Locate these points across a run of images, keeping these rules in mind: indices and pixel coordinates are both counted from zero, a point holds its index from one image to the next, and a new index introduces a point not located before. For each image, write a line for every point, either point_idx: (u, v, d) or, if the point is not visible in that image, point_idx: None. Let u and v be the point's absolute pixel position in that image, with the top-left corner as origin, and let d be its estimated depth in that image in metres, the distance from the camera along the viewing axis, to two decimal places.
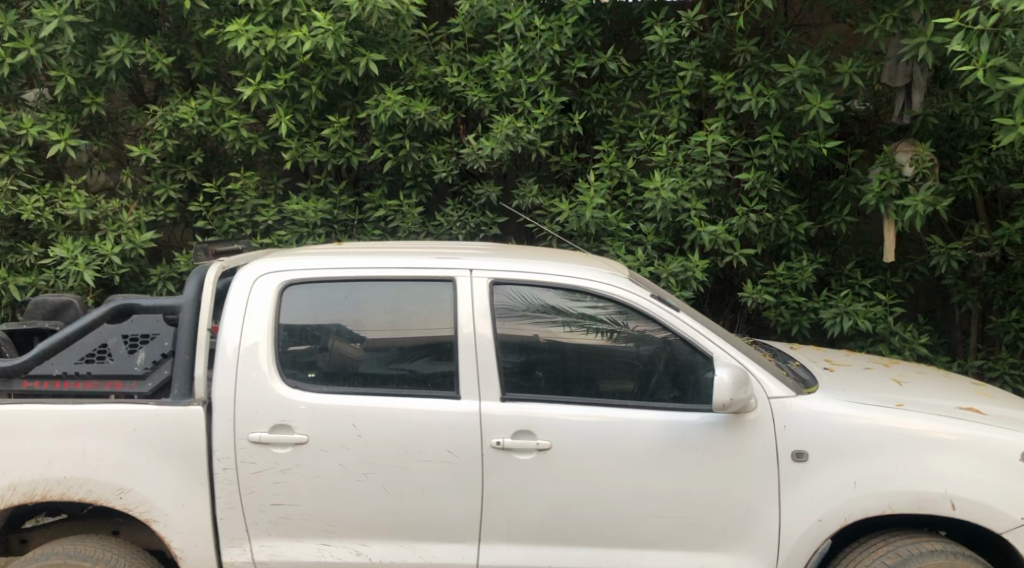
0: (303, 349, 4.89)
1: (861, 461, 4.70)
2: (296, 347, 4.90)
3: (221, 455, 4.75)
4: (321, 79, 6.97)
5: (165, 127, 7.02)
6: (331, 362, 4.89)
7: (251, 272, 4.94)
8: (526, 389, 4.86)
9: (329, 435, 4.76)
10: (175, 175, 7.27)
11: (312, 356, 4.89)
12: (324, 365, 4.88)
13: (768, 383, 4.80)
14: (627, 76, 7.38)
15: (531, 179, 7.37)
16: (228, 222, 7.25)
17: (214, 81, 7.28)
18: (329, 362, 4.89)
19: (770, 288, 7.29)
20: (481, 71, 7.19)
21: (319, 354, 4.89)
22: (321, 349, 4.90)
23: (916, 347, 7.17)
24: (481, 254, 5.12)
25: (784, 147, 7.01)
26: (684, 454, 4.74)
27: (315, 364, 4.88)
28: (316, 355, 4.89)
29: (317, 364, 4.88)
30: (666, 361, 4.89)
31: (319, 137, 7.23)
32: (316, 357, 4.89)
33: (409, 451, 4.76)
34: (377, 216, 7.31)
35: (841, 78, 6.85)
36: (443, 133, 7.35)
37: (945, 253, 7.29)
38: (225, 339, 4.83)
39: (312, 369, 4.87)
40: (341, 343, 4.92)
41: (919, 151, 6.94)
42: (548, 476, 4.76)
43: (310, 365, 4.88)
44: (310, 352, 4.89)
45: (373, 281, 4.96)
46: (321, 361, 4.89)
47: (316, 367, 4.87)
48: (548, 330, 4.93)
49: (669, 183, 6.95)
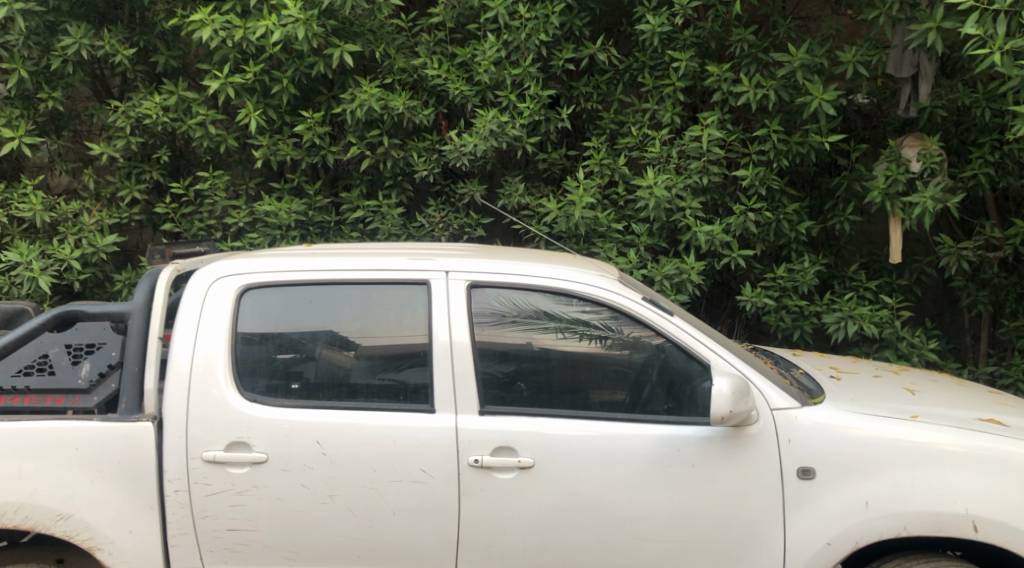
0: (288, 358, 4.52)
1: (873, 478, 4.30)
2: (279, 357, 4.52)
3: (173, 476, 4.35)
4: (293, 72, 6.58)
5: (127, 124, 6.61)
6: (319, 372, 4.50)
7: (208, 275, 4.54)
8: (507, 401, 4.46)
9: (292, 453, 4.36)
10: (140, 175, 6.88)
11: (296, 367, 4.50)
12: (311, 376, 4.49)
13: (770, 393, 4.41)
14: (617, 68, 6.98)
15: (518, 177, 6.98)
16: (196, 224, 6.85)
17: (181, 75, 6.90)
18: (317, 373, 4.50)
19: (770, 291, 6.91)
20: (463, 63, 6.80)
21: (305, 364, 4.51)
22: (307, 359, 4.52)
23: (925, 353, 6.78)
24: (459, 254, 4.72)
25: (784, 142, 6.63)
26: (680, 473, 4.34)
27: (300, 375, 4.49)
28: (303, 366, 4.50)
29: (302, 374, 4.49)
30: (659, 369, 4.49)
31: (292, 134, 6.84)
32: (302, 368, 4.50)
33: (378, 471, 4.36)
34: (355, 218, 6.93)
35: (844, 68, 6.45)
36: (424, 129, 6.95)
37: (956, 254, 6.87)
38: (179, 349, 4.44)
39: (296, 380, 4.49)
40: (330, 352, 4.53)
41: (927, 145, 6.56)
42: (531, 497, 4.36)
43: (295, 376, 4.49)
44: (295, 362, 4.51)
45: (341, 284, 4.56)
46: (308, 372, 4.50)
47: (301, 379, 4.49)
48: (531, 337, 4.53)
49: (663, 180, 6.57)
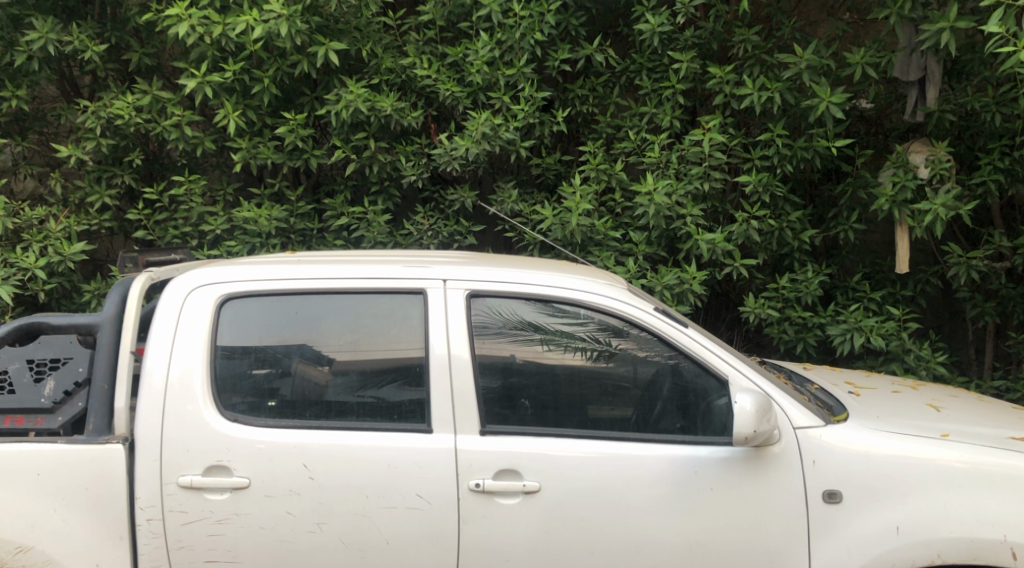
0: (265, 374, 4.16)
1: (903, 502, 4.00)
2: (257, 372, 4.16)
3: (145, 504, 3.98)
4: (275, 71, 6.25)
5: (98, 125, 6.24)
6: (296, 389, 4.15)
7: (184, 284, 4.19)
8: (508, 420, 4.13)
9: (277, 477, 4.01)
10: (111, 179, 6.51)
11: (275, 383, 4.15)
12: (289, 394, 4.14)
13: (791, 410, 4.12)
14: (614, 71, 6.71)
15: (510, 183, 6.68)
16: (171, 231, 6.49)
17: (155, 74, 6.55)
18: (294, 391, 4.15)
19: (773, 302, 6.64)
20: (454, 63, 6.49)
21: (282, 380, 4.16)
22: (284, 375, 4.17)
23: (933, 366, 6.50)
24: (456, 262, 4.39)
25: (788, 147, 6.35)
26: (697, 497, 4.03)
27: (278, 393, 4.14)
28: (280, 382, 4.15)
29: (280, 392, 4.14)
30: (671, 385, 4.18)
31: (273, 137, 6.51)
32: (280, 384, 4.15)
33: (371, 497, 4.02)
34: (339, 225, 6.60)
35: (852, 69, 6.18)
36: (413, 132, 6.63)
37: (965, 264, 6.59)
38: (153, 364, 4.08)
39: (274, 398, 4.14)
40: (305, 367, 4.18)
41: (935, 150, 6.31)
42: (537, 525, 4.02)
43: (272, 393, 4.14)
44: (272, 378, 4.16)
45: (328, 294, 4.22)
46: (286, 389, 4.15)
47: (279, 396, 4.14)
48: (533, 350, 4.21)
49: (663, 187, 6.28)
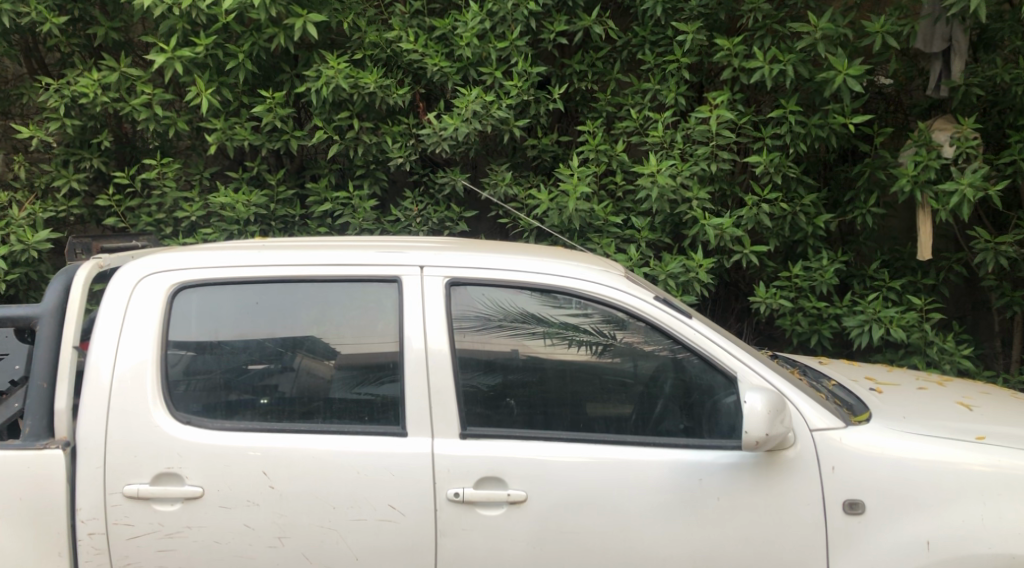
0: (259, 370, 3.78)
1: (935, 513, 3.58)
2: (251, 368, 3.78)
3: (86, 516, 3.60)
4: (251, 46, 5.86)
5: (61, 104, 5.84)
6: (295, 386, 3.76)
7: (133, 271, 3.78)
8: (494, 422, 3.72)
9: (234, 486, 3.62)
10: (79, 163, 6.12)
11: (271, 379, 3.76)
12: (286, 391, 3.75)
13: (807, 410, 3.70)
14: (615, 44, 6.27)
15: (504, 166, 6.26)
16: (144, 218, 6.10)
17: (124, 50, 6.16)
18: (294, 387, 3.76)
19: (785, 291, 6.20)
20: (443, 37, 6.07)
21: (281, 376, 3.77)
22: (283, 370, 3.77)
23: (958, 361, 6.05)
24: (438, 247, 3.98)
25: (801, 124, 5.92)
26: (702, 507, 3.62)
27: (274, 389, 3.75)
28: (278, 378, 3.76)
29: (277, 388, 3.75)
30: (675, 382, 3.76)
31: (251, 117, 6.10)
32: (277, 380, 3.76)
33: (338, 507, 3.62)
34: (322, 211, 6.19)
35: (871, 39, 5.72)
36: (400, 111, 6.21)
37: (993, 250, 6.10)
38: (98, 360, 3.68)
39: (268, 395, 3.75)
40: (309, 362, 3.79)
41: (961, 128, 5.87)
42: (523, 539, 3.61)
43: (268, 390, 3.75)
44: (268, 374, 3.77)
45: (295, 283, 3.81)
46: (283, 385, 3.76)
47: (275, 393, 3.75)
48: (537, 345, 3.80)
49: (667, 168, 5.85)
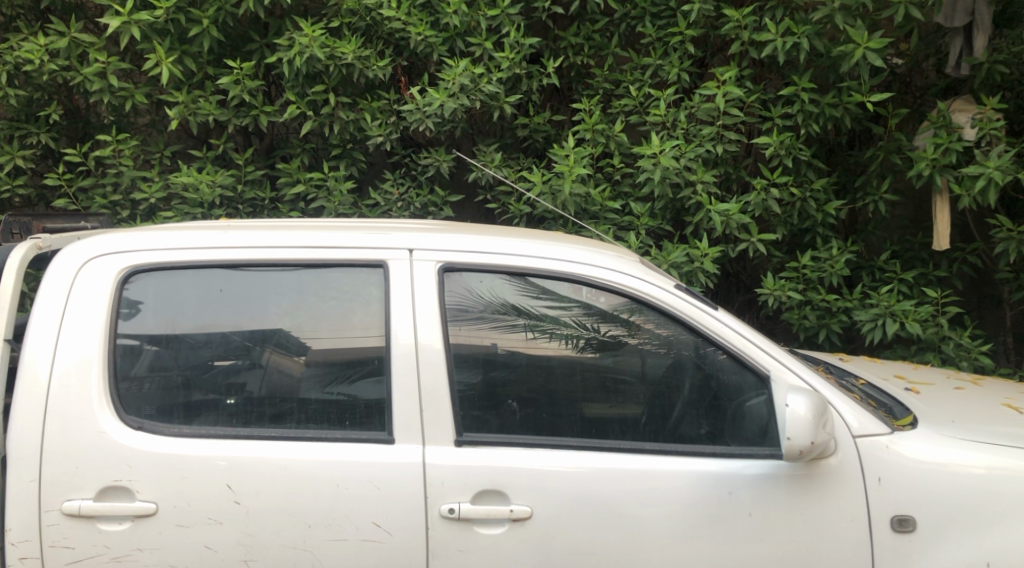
0: (227, 367, 3.28)
1: (994, 531, 3.15)
2: (217, 365, 3.28)
3: (18, 537, 3.10)
4: (216, 12, 5.36)
5: (4, 72, 5.31)
6: (264, 386, 3.26)
7: (76, 255, 3.26)
8: (492, 427, 3.25)
9: (193, 502, 3.13)
10: (25, 138, 5.58)
11: (239, 378, 3.27)
12: (255, 391, 3.26)
13: (846, 413, 3.26)
14: (612, 17, 5.82)
15: (493, 146, 5.78)
16: (97, 199, 5.56)
17: (75, 15, 5.64)
18: (263, 386, 3.26)
19: (793, 283, 5.76)
20: (428, 4, 5.56)
21: (250, 373, 3.27)
22: (251, 367, 3.28)
23: (976, 358, 5.62)
24: (427, 228, 3.50)
25: (814, 103, 5.49)
26: (731, 524, 3.17)
27: (241, 389, 3.26)
28: (246, 376, 3.27)
29: (245, 388, 3.26)
30: (695, 382, 3.30)
31: (216, 90, 5.59)
32: (245, 379, 3.27)
33: (315, 526, 3.14)
34: (293, 194, 5.67)
35: (892, 10, 5.27)
36: (380, 86, 5.70)
37: (1016, 240, 5.66)
38: (35, 356, 3.17)
39: (235, 395, 3.25)
40: (281, 358, 3.29)
41: (983, 108, 5.46)
42: (527, 561, 3.15)
43: (234, 389, 3.26)
44: (235, 371, 3.28)
45: (264, 268, 3.31)
46: (252, 384, 3.26)
47: (242, 393, 3.26)
48: (519, 339, 3.33)
49: (671, 149, 5.38)
